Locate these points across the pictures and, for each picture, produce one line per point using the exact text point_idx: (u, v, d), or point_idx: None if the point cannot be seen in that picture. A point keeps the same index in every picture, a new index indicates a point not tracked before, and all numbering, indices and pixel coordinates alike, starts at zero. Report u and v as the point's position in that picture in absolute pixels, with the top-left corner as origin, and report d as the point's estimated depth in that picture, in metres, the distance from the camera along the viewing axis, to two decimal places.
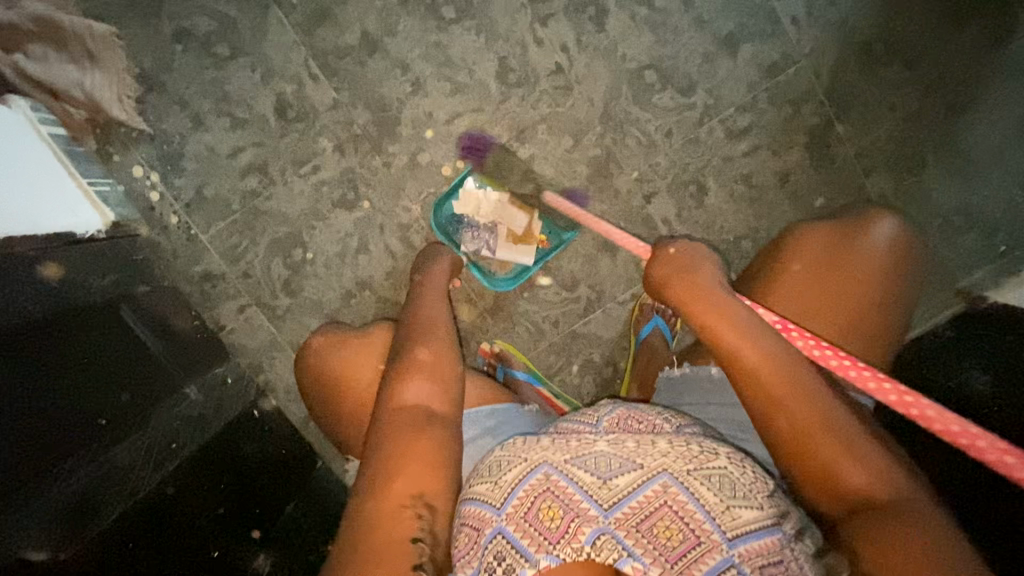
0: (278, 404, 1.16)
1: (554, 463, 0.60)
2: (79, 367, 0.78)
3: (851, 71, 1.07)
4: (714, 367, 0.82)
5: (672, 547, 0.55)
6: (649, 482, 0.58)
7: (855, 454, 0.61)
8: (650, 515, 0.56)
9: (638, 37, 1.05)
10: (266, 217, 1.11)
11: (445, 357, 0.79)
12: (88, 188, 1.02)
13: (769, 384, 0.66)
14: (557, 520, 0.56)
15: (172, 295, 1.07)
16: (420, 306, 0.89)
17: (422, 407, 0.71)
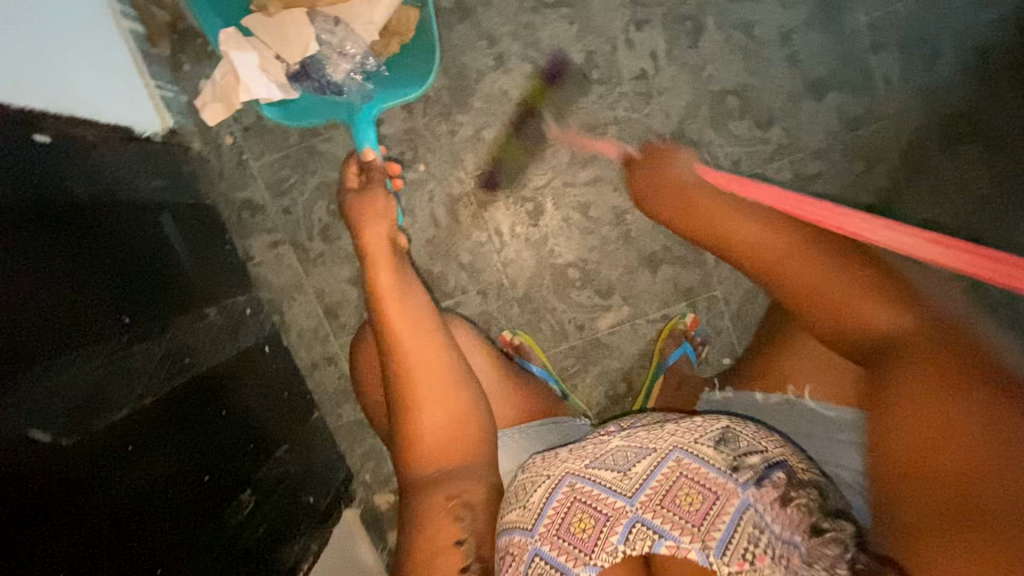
0: (289, 345, 1.15)
1: (575, 471, 0.59)
2: (109, 261, 0.76)
3: (932, 141, 1.05)
4: (759, 394, 0.79)
5: (694, 511, 0.53)
6: (662, 462, 0.57)
7: (885, 318, 0.62)
8: (671, 488, 0.55)
9: (728, 61, 1.04)
10: (319, 158, 1.10)
11: (442, 379, 0.73)
12: (154, 90, 1.01)
13: (801, 285, 0.68)
14: (588, 528, 0.55)
15: (213, 214, 1.06)
16: (394, 320, 0.77)
17: (439, 452, 0.70)
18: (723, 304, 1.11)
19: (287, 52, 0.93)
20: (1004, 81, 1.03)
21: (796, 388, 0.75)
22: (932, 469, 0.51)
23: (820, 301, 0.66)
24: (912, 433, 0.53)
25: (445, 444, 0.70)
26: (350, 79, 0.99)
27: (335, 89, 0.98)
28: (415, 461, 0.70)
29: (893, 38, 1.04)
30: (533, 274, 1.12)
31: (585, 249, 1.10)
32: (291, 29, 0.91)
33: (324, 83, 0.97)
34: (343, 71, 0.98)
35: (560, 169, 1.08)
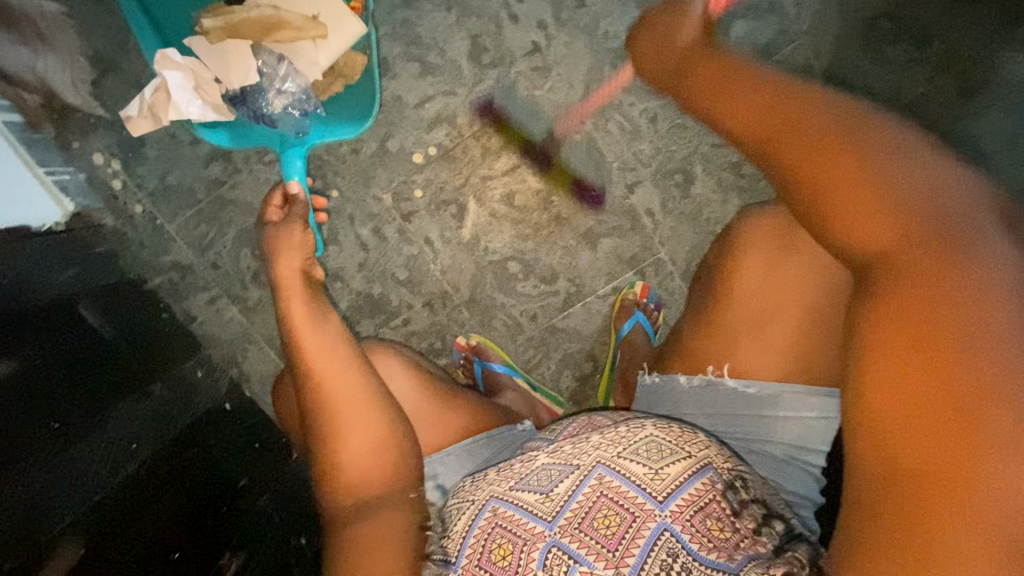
0: (252, 395, 1.15)
1: (499, 494, 0.60)
2: (24, 373, 0.75)
3: (854, 49, 0.98)
4: (683, 377, 0.76)
5: (611, 533, 0.54)
6: (585, 480, 0.57)
7: (942, 211, 0.45)
8: (591, 508, 0.56)
9: (620, 14, 0.98)
10: (232, 206, 1.07)
11: (364, 407, 0.70)
12: (45, 177, 0.97)
13: (811, 169, 0.51)
14: (507, 556, 0.55)
15: (141, 287, 1.05)
16: (313, 350, 0.73)
17: (364, 481, 0.68)
18: (670, 265, 1.07)
19: (226, 79, 0.94)
20: None
21: (716, 369, 0.73)
22: (931, 455, 0.38)
23: (874, 181, 0.48)
24: (917, 388, 0.40)
25: (371, 472, 0.68)
26: (285, 112, 0.98)
27: (269, 119, 0.97)
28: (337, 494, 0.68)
29: None
30: (473, 276, 1.09)
31: (520, 239, 1.07)
32: (232, 58, 0.93)
33: (258, 112, 0.96)
34: (282, 104, 0.97)
35: (474, 164, 1.04)
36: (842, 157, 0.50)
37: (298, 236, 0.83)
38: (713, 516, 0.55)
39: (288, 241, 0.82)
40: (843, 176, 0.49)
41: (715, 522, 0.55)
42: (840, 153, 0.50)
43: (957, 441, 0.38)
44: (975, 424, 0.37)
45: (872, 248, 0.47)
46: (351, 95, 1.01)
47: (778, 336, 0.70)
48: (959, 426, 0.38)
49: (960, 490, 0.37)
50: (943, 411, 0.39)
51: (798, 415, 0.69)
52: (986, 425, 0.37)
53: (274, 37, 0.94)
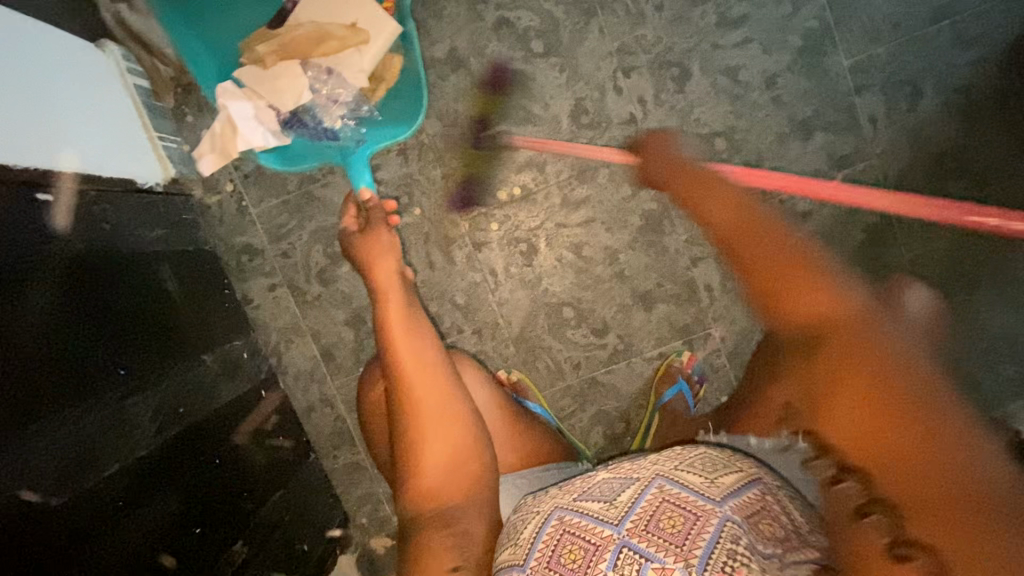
0: (285, 388, 1.15)
1: (564, 504, 0.60)
2: (79, 320, 0.73)
3: (919, 179, 1.07)
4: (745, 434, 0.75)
5: (676, 531, 0.54)
6: (647, 488, 0.58)
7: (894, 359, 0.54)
8: (656, 513, 0.56)
9: (715, 105, 1.07)
10: (317, 203, 1.12)
11: (447, 417, 0.75)
12: (155, 137, 1.04)
13: (804, 313, 0.61)
14: (576, 559, 0.55)
15: (211, 259, 1.09)
16: (405, 354, 0.80)
17: (443, 487, 0.70)
18: (718, 342, 1.11)
19: (282, 103, 0.99)
20: (986, 118, 1.05)
21: None
22: (926, 506, 0.48)
23: (846, 334, 0.57)
24: (921, 479, 0.49)
25: (451, 479, 0.71)
26: (343, 124, 1.04)
27: (330, 134, 1.04)
28: (417, 496, 0.70)
29: (877, 80, 1.06)
30: (528, 315, 1.12)
31: (580, 288, 1.11)
32: (284, 80, 0.99)
33: (319, 131, 1.03)
34: (337, 115, 1.03)
35: (552, 211, 1.10)
36: (814, 278, 0.62)
37: (389, 243, 0.93)
38: (772, 522, 0.56)
39: (376, 245, 0.93)
40: (836, 326, 0.58)
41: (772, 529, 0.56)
42: (828, 307, 0.60)
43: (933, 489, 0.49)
44: (941, 460, 0.49)
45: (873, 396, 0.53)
46: (395, 95, 1.06)
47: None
48: (938, 487, 0.48)
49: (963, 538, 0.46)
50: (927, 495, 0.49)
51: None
52: (953, 495, 0.48)
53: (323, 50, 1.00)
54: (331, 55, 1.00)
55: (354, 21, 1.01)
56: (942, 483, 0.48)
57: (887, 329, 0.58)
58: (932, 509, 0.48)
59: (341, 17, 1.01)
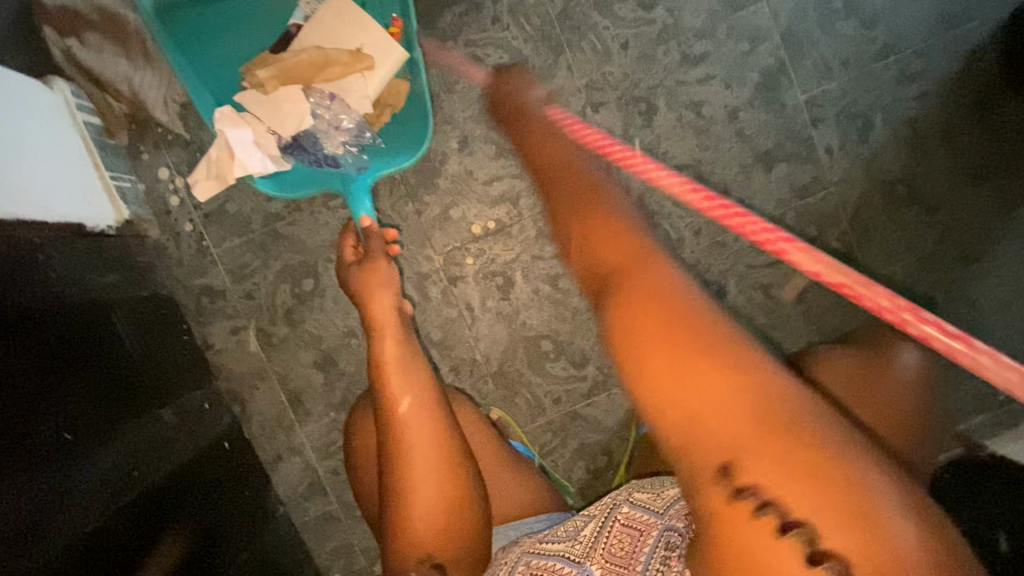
0: (250, 438, 1.08)
1: (531, 547, 0.69)
2: (36, 381, 0.68)
3: (875, 206, 1.12)
4: None
5: (623, 549, 0.64)
6: (605, 517, 0.68)
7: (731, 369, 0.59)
8: (610, 537, 0.66)
9: (681, 138, 1.10)
10: (283, 242, 1.08)
11: (438, 462, 0.73)
12: (108, 181, 0.99)
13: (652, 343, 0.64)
14: None
15: (169, 304, 1.03)
16: (399, 394, 0.78)
17: (429, 534, 0.69)
18: None
19: (282, 129, 0.97)
20: (931, 148, 1.12)
21: None
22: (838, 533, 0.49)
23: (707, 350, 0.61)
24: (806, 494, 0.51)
25: (438, 528, 0.70)
26: (345, 151, 0.99)
27: (331, 161, 0.99)
28: (405, 542, 0.70)
29: (831, 113, 1.12)
30: (506, 349, 1.10)
31: (558, 321, 1.10)
32: (285, 106, 0.96)
33: (319, 156, 0.99)
34: (339, 143, 0.99)
35: (527, 244, 1.09)
36: (665, 293, 0.69)
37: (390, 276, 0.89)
38: None
39: (382, 280, 0.88)
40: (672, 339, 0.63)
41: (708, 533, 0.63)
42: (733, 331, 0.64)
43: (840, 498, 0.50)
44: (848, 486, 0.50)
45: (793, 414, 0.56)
46: (396, 122, 1.06)
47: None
48: (833, 486, 0.50)
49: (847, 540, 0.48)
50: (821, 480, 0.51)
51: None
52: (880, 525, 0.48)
53: (326, 77, 0.98)
54: (334, 81, 0.98)
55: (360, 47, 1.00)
56: (843, 488, 0.50)
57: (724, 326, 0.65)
58: (832, 506, 0.49)
59: (346, 44, 1.00)
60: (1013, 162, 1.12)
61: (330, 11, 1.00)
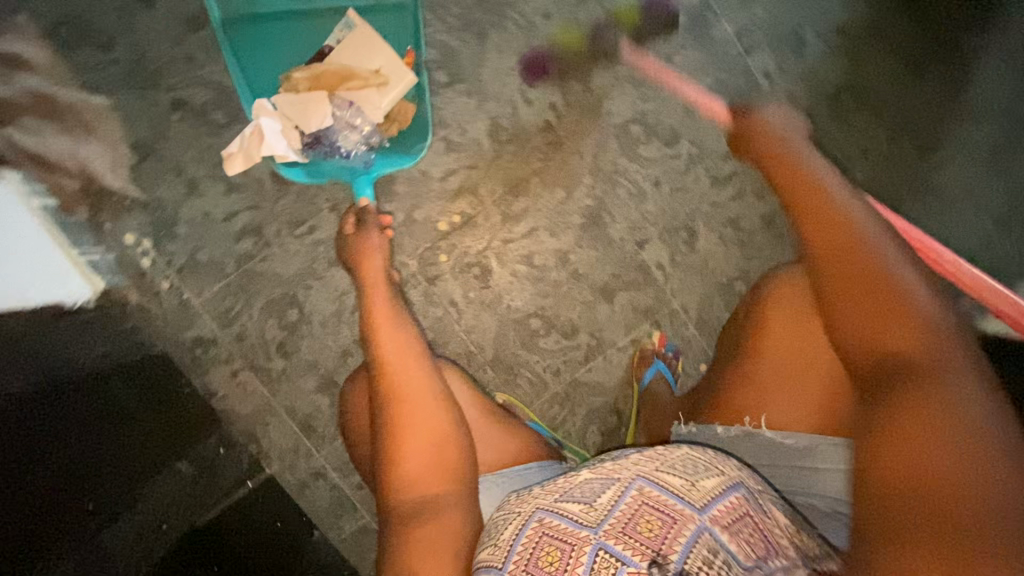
0: (273, 471, 1.11)
1: (545, 506, 0.59)
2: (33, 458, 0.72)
3: (825, 119, 1.13)
4: (720, 427, 0.78)
5: (654, 535, 0.54)
6: (626, 492, 0.57)
7: (929, 327, 0.56)
8: (633, 516, 0.55)
9: (622, 94, 1.11)
10: (260, 278, 1.10)
11: (429, 411, 0.73)
12: (73, 254, 1.02)
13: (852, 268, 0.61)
14: (555, 562, 0.54)
15: (164, 361, 1.06)
16: (386, 344, 0.81)
17: (421, 479, 0.68)
18: (683, 314, 1.14)
19: (305, 124, 0.99)
20: (864, 53, 1.14)
21: (752, 420, 0.76)
22: (902, 499, 0.48)
23: (867, 283, 0.59)
24: (898, 457, 0.49)
25: (433, 474, 0.69)
26: (357, 147, 1.02)
27: (343, 154, 1.02)
28: (399, 490, 0.68)
29: (762, 39, 1.13)
30: (498, 334, 1.13)
31: (541, 297, 1.12)
32: (311, 103, 0.99)
33: (334, 149, 1.01)
34: (353, 140, 1.01)
35: (496, 229, 1.11)
36: (847, 232, 0.64)
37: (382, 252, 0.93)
38: (750, 527, 0.56)
39: (372, 246, 0.94)
40: (839, 252, 0.63)
41: (749, 539, 0.55)
42: (861, 274, 0.60)
43: (931, 394, 0.51)
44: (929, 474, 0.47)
45: (894, 342, 0.56)
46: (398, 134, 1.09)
47: (807, 373, 0.73)
48: (958, 459, 0.47)
49: (921, 493, 0.47)
50: (891, 432, 0.51)
51: (834, 468, 0.69)
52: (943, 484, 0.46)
53: (348, 86, 1.01)
54: (355, 89, 1.00)
55: (378, 67, 1.03)
56: (960, 462, 0.47)
57: (905, 270, 0.60)
58: (919, 497, 0.47)
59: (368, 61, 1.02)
60: (945, 50, 1.14)
61: (360, 28, 1.03)
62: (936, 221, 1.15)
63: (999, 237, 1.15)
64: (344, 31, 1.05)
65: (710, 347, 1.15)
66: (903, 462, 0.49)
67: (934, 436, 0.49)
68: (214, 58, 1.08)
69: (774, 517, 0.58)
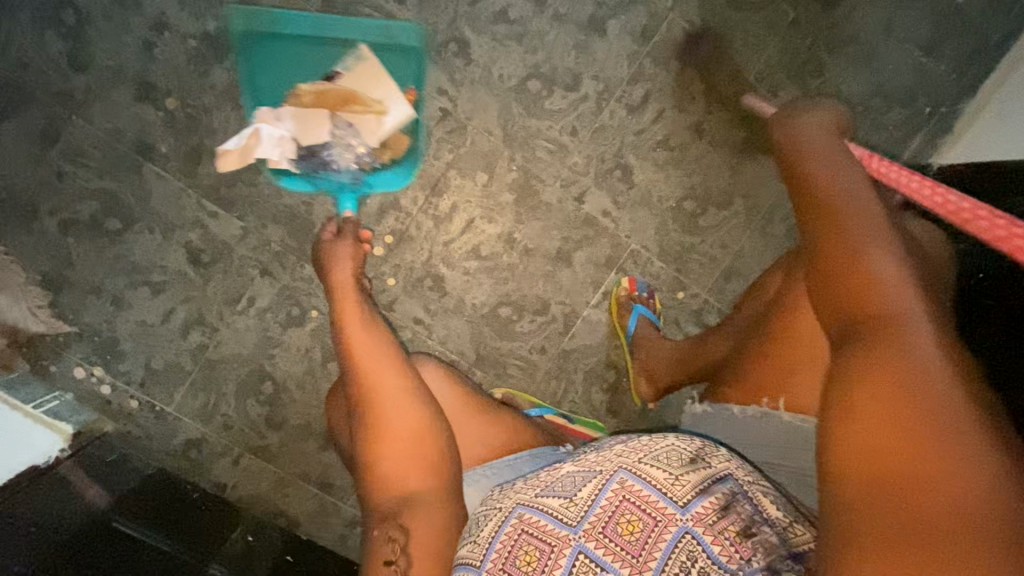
0: (308, 536, 1.11)
1: (525, 501, 0.59)
2: None
3: (719, 6, 1.08)
4: (738, 408, 0.68)
5: (634, 538, 0.53)
6: (607, 485, 0.56)
7: (893, 297, 0.46)
8: (613, 515, 0.55)
9: (508, 54, 1.06)
10: (221, 365, 1.07)
11: (405, 410, 0.72)
12: (36, 412, 0.94)
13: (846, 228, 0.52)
14: (535, 560, 0.55)
15: (156, 480, 1.02)
16: (360, 354, 0.77)
17: (402, 472, 0.69)
18: (645, 252, 1.11)
19: (304, 139, 0.95)
20: None
21: (771, 400, 0.65)
22: (875, 465, 0.40)
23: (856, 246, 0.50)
24: (867, 433, 0.41)
25: (414, 467, 0.69)
26: (350, 165, 0.98)
27: (334, 168, 0.98)
28: (381, 484, 0.70)
29: None
30: (473, 335, 1.10)
31: (501, 285, 1.09)
32: (311, 120, 0.95)
33: (326, 163, 0.97)
34: (347, 158, 0.97)
35: (433, 235, 1.07)
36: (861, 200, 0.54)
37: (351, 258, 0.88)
38: (735, 525, 0.53)
39: (343, 258, 0.89)
40: (841, 213, 0.53)
41: (735, 531, 0.53)
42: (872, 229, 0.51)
43: (861, 270, 0.48)
44: (913, 450, 0.39)
45: (865, 328, 0.47)
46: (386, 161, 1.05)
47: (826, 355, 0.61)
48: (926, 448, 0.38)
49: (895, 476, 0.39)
50: (867, 415, 0.42)
51: None
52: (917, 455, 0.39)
53: (350, 110, 0.97)
54: (357, 114, 0.96)
55: (382, 98, 0.99)
56: (920, 445, 0.39)
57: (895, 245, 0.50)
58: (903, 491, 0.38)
59: (375, 89, 0.98)
60: None
61: (371, 59, 0.99)
62: (865, 68, 1.10)
63: (931, 62, 1.10)
64: (354, 60, 1.00)
65: (681, 274, 1.12)
66: (887, 459, 0.40)
67: (914, 416, 0.40)
68: (83, 166, 1.01)
69: (771, 517, 0.53)
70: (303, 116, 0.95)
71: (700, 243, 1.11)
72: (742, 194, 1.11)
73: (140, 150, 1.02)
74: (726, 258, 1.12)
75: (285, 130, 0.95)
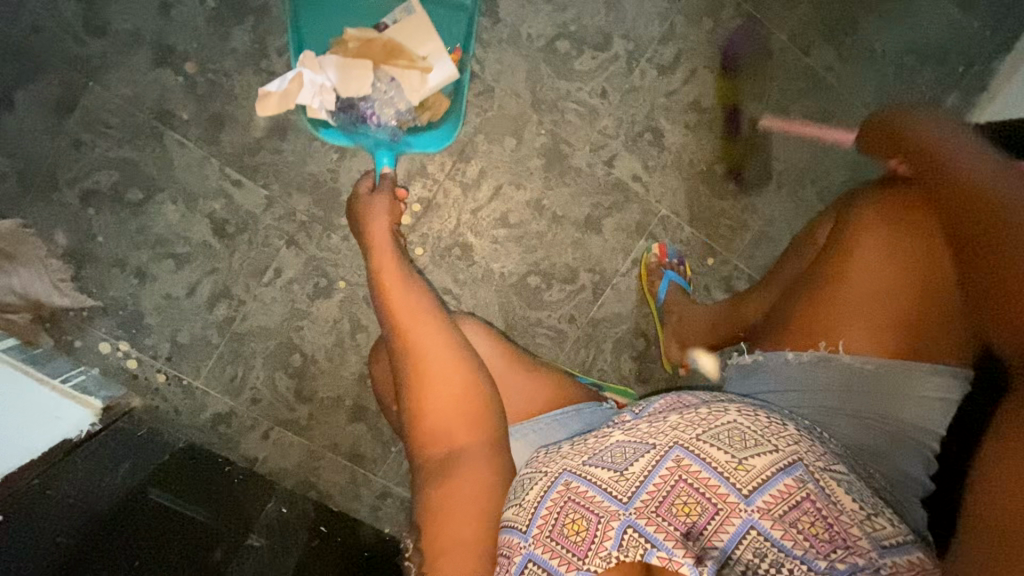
0: (339, 508, 1.10)
1: (572, 469, 0.56)
2: None
3: None
4: (791, 353, 0.67)
5: (691, 522, 0.50)
6: (662, 461, 0.53)
7: None
8: (668, 494, 0.51)
9: (536, 14, 1.03)
10: (249, 338, 1.05)
11: (446, 362, 0.71)
12: (63, 385, 0.92)
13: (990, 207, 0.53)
14: (582, 531, 0.52)
15: (189, 451, 1.01)
16: (398, 306, 0.77)
17: (445, 430, 0.68)
18: (675, 218, 1.09)
19: (346, 91, 0.95)
20: None
21: (829, 344, 0.65)
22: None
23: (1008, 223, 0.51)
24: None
25: (458, 420, 0.68)
26: (389, 121, 0.97)
27: (372, 123, 0.97)
28: (425, 437, 0.69)
29: None
30: (502, 305, 1.08)
31: (530, 253, 1.07)
32: (355, 71, 0.94)
33: (364, 116, 0.96)
34: (387, 114, 0.96)
35: (460, 203, 1.05)
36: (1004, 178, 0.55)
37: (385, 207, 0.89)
38: (807, 517, 0.49)
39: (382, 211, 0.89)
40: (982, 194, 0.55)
41: (808, 522, 0.49)
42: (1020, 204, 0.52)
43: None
44: None
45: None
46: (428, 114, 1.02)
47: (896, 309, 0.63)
48: None
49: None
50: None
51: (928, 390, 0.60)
52: None
53: (393, 63, 0.96)
54: (400, 68, 0.96)
55: (427, 55, 0.98)
56: None
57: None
58: None
59: (420, 46, 0.98)
60: None
61: (419, 11, 0.99)
62: (899, 25, 1.08)
63: (966, 18, 1.08)
64: (402, 12, 0.99)
65: (712, 239, 1.10)
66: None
67: None
68: (102, 135, 0.98)
69: (846, 508, 0.50)
70: (349, 66, 0.94)
71: (731, 208, 1.10)
72: (773, 157, 1.09)
73: (160, 117, 0.99)
74: (757, 223, 1.10)
75: (329, 80, 0.94)
